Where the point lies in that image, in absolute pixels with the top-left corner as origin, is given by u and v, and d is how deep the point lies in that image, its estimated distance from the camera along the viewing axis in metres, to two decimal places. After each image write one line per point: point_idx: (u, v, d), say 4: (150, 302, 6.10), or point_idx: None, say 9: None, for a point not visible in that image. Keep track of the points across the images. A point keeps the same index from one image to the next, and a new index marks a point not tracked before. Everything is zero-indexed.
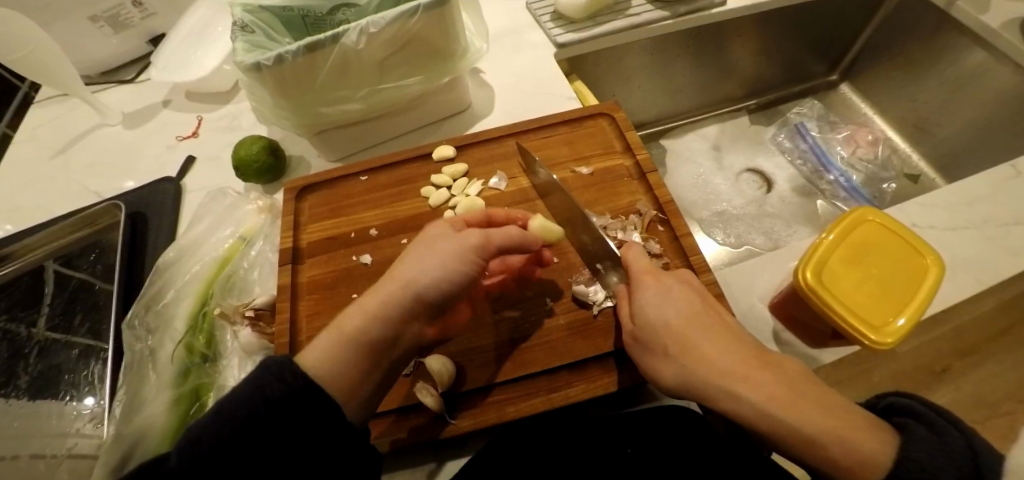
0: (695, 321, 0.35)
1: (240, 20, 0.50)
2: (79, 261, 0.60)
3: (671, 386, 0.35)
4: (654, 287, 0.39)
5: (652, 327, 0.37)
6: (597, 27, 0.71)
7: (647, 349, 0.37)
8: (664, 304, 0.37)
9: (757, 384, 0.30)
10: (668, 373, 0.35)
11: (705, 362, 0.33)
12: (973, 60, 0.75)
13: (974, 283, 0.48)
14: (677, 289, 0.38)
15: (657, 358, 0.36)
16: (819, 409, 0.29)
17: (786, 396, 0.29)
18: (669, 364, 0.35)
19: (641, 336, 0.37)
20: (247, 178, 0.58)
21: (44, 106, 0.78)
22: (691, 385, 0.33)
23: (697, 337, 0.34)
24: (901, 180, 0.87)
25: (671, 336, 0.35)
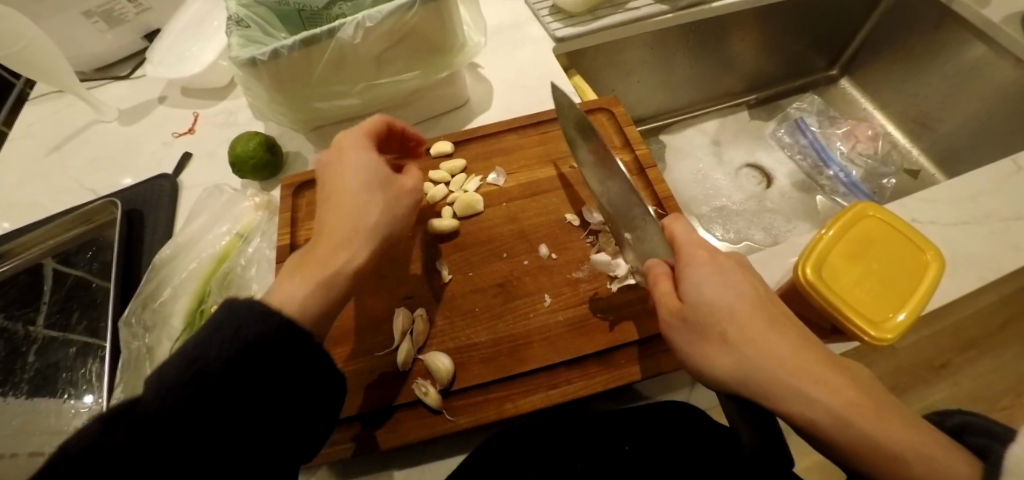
0: (759, 308, 0.32)
1: (235, 14, 0.49)
2: (76, 259, 0.60)
3: (721, 375, 0.31)
4: (711, 266, 0.35)
5: (708, 310, 0.33)
6: (596, 21, 0.71)
7: (698, 330, 0.33)
8: (721, 284, 0.34)
9: (835, 386, 0.28)
10: (723, 361, 0.31)
11: (773, 356, 0.30)
12: (975, 54, 0.75)
13: (976, 279, 0.48)
14: (734, 271, 0.35)
15: (709, 342, 0.32)
16: (898, 421, 0.27)
17: (861, 404, 0.27)
18: (729, 354, 0.31)
19: (689, 316, 0.34)
20: (244, 174, 0.58)
21: (38, 102, 0.77)
22: (750, 377, 0.30)
23: (761, 330, 0.31)
24: (901, 175, 0.87)
25: (734, 321, 0.32)
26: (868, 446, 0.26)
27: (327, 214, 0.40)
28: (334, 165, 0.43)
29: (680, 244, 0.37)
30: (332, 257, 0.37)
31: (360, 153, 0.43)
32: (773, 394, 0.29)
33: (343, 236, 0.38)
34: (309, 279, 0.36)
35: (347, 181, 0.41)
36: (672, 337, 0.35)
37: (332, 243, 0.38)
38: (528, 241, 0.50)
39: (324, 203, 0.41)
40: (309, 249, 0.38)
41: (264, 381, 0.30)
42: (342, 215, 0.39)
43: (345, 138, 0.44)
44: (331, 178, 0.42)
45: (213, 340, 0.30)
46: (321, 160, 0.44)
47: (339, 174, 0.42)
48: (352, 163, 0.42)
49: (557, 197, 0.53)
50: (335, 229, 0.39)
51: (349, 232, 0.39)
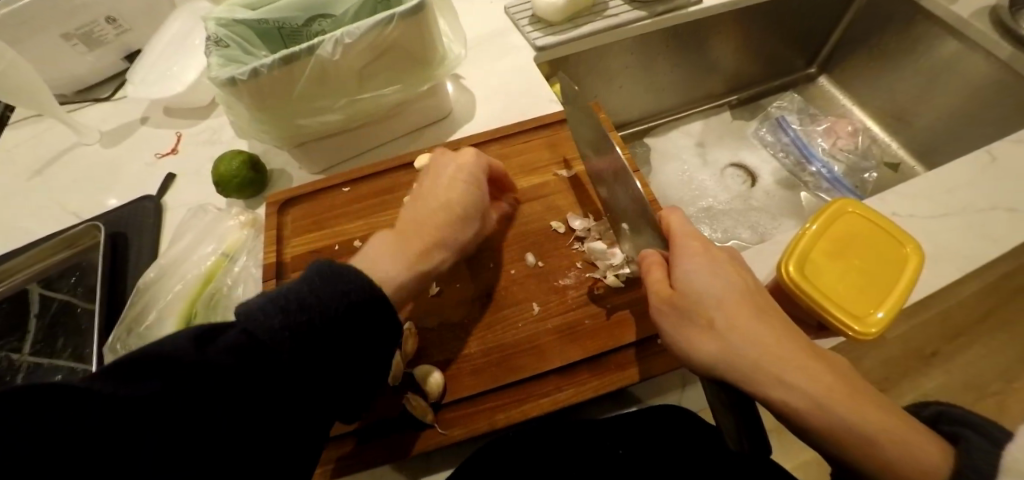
0: (746, 301, 0.33)
1: (214, 34, 0.49)
2: (60, 284, 0.59)
3: (706, 359, 0.32)
4: (701, 255, 0.36)
5: (696, 297, 0.34)
6: (576, 29, 0.72)
7: (685, 316, 0.34)
8: (711, 274, 0.34)
9: (816, 375, 0.29)
10: (709, 344, 0.32)
11: (755, 343, 0.31)
12: (947, 49, 0.77)
13: (956, 270, 0.49)
14: (724, 262, 0.36)
15: (694, 329, 0.33)
16: (875, 408, 0.28)
17: (838, 392, 0.29)
18: (714, 338, 0.32)
19: (679, 303, 0.34)
20: (228, 193, 0.57)
21: (18, 126, 0.76)
22: (733, 362, 0.31)
23: (746, 319, 0.32)
24: (882, 169, 0.89)
25: (721, 308, 0.33)
26: (843, 433, 0.28)
27: (438, 209, 0.42)
28: (460, 164, 0.45)
29: (675, 237, 0.38)
30: (428, 256, 0.41)
31: (479, 165, 0.46)
32: (753, 381, 0.30)
33: (436, 234, 0.42)
34: (400, 266, 0.39)
35: (463, 189, 0.43)
36: (660, 323, 0.36)
37: (425, 237, 0.41)
38: (514, 250, 0.50)
39: (426, 195, 0.44)
40: (405, 231, 0.41)
41: (283, 372, 0.31)
42: (443, 219, 0.42)
43: (468, 151, 0.46)
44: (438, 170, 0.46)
45: (264, 309, 0.32)
46: (439, 157, 0.46)
47: (452, 179, 0.44)
48: (470, 173, 0.45)
49: (542, 205, 0.53)
50: (435, 226, 0.42)
51: (443, 237, 0.42)
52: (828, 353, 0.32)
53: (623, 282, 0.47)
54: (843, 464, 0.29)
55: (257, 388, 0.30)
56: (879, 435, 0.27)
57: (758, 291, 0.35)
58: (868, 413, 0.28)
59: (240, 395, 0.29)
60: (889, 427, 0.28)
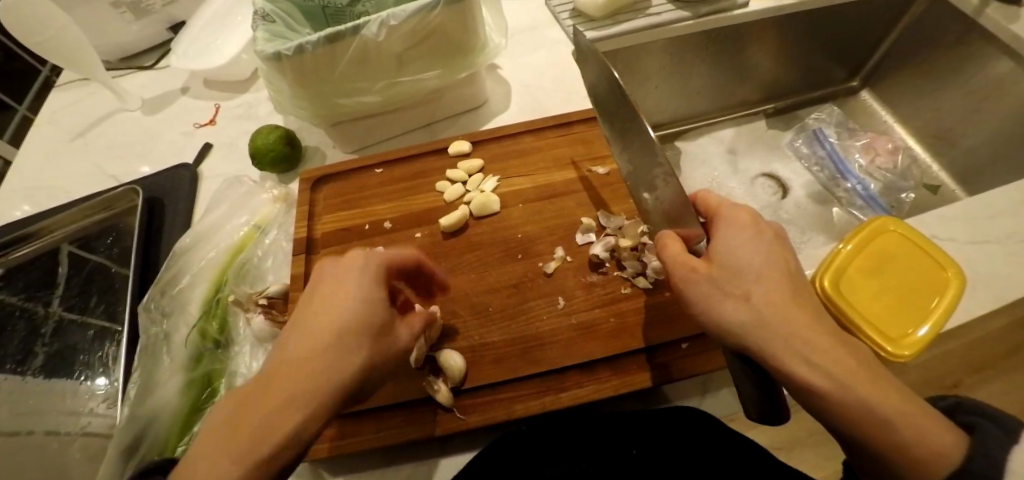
0: (785, 282, 0.32)
1: (261, 9, 0.50)
2: (96, 244, 0.61)
3: (734, 328, 0.31)
4: (750, 231, 0.34)
5: (737, 268, 0.33)
6: (616, 25, 0.71)
7: (722, 285, 0.32)
8: (753, 248, 0.33)
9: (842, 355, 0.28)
10: (740, 313, 0.31)
11: (782, 317, 0.30)
12: (1000, 69, 0.74)
13: (995, 298, 0.47)
14: (769, 240, 0.34)
15: (726, 297, 0.32)
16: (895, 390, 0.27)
17: (858, 374, 0.27)
18: (749, 308, 0.31)
19: (717, 272, 0.33)
20: (263, 166, 0.58)
21: (64, 89, 0.79)
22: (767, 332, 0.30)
23: (783, 298, 0.31)
24: (920, 190, 0.86)
25: (759, 283, 0.32)
26: (862, 416, 0.26)
27: (303, 342, 0.30)
28: (339, 277, 0.34)
29: (723, 210, 0.37)
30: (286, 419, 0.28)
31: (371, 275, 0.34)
32: (774, 352, 0.29)
33: (299, 386, 0.29)
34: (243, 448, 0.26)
35: (341, 313, 0.32)
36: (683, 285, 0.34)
37: (287, 391, 0.28)
38: (543, 242, 0.50)
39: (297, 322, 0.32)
40: (258, 385, 0.29)
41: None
42: (311, 361, 0.30)
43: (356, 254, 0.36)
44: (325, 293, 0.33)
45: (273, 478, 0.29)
46: (323, 268, 0.36)
47: (333, 296, 0.33)
48: (351, 284, 0.33)
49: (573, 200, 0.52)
50: (305, 367, 0.29)
51: (309, 383, 0.29)
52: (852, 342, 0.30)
53: (650, 284, 0.46)
54: (861, 454, 0.28)
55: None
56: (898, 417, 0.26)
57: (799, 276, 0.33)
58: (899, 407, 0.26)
59: None
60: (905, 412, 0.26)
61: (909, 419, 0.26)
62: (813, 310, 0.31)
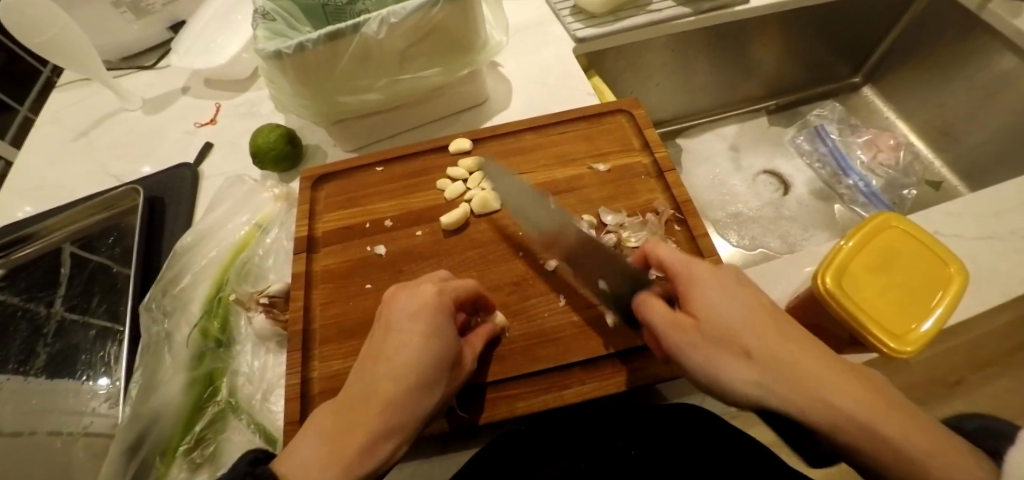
0: (772, 324, 0.31)
1: (262, 7, 0.50)
2: (98, 244, 0.61)
3: (745, 389, 0.30)
4: (716, 279, 0.34)
5: (723, 326, 0.32)
6: (617, 22, 0.71)
7: (711, 344, 0.32)
8: (730, 299, 0.32)
9: (853, 389, 0.28)
10: (746, 373, 0.30)
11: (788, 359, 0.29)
12: (1005, 65, 0.73)
13: (999, 295, 0.47)
14: (737, 284, 0.34)
15: (728, 358, 0.31)
16: (914, 420, 0.26)
17: (876, 407, 0.27)
18: (753, 366, 0.30)
19: (708, 333, 0.32)
20: (264, 165, 0.58)
21: (67, 89, 0.79)
22: (778, 386, 0.29)
23: (778, 341, 0.30)
24: (922, 187, 0.85)
25: (752, 334, 0.31)
26: (870, 445, 0.26)
27: (388, 378, 0.32)
28: (402, 305, 0.36)
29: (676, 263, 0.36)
30: (374, 452, 0.30)
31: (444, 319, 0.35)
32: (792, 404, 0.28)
33: (394, 412, 0.31)
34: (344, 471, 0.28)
35: (417, 348, 0.33)
36: (680, 357, 0.33)
37: (373, 423, 0.30)
38: (544, 240, 0.50)
39: (375, 357, 0.34)
40: (345, 411, 0.31)
41: None
42: (392, 397, 0.31)
43: (428, 290, 0.36)
44: (392, 321, 0.35)
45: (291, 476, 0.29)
46: (395, 300, 0.36)
47: (402, 327, 0.34)
48: (426, 322, 0.34)
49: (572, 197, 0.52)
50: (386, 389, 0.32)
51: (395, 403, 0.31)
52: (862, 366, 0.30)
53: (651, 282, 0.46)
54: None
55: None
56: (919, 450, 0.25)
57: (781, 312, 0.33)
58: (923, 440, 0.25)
59: None
60: (922, 441, 0.25)
61: (932, 451, 0.25)
62: (808, 342, 0.31)
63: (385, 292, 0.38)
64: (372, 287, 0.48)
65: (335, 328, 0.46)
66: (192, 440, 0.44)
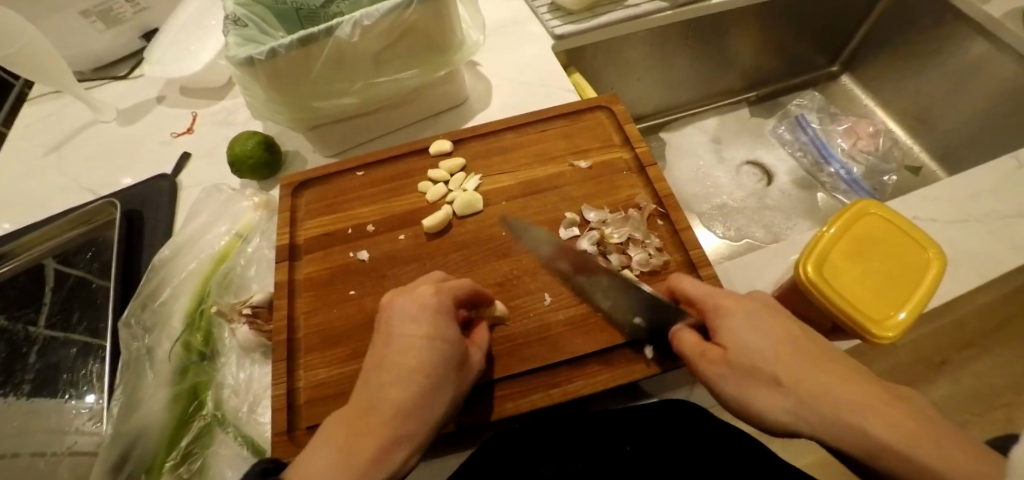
0: (798, 349, 0.31)
1: (233, 13, 0.49)
2: (76, 260, 0.60)
3: (782, 419, 0.30)
4: (740, 310, 0.34)
5: (751, 356, 0.31)
6: (595, 18, 0.71)
7: (744, 380, 0.31)
8: (755, 328, 0.32)
9: (862, 396, 0.28)
10: (778, 402, 0.30)
11: (816, 383, 0.29)
12: (976, 50, 0.75)
13: (975, 276, 0.48)
14: (762, 311, 0.34)
15: (760, 387, 0.31)
16: (911, 415, 0.27)
17: (907, 425, 0.26)
18: (784, 396, 0.29)
19: (736, 364, 0.32)
20: (243, 173, 0.57)
21: (37, 102, 0.77)
22: (815, 415, 0.28)
23: (807, 365, 0.30)
24: (901, 172, 0.87)
25: (779, 362, 0.30)
26: (860, 442, 0.26)
27: (395, 381, 0.32)
28: (405, 305, 0.36)
29: (698, 298, 0.36)
30: (388, 457, 0.29)
31: (447, 320, 0.36)
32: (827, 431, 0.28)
33: (411, 410, 0.31)
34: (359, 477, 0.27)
35: (424, 348, 0.34)
36: (716, 388, 0.33)
37: (384, 428, 0.30)
38: (527, 240, 0.50)
39: (380, 363, 0.34)
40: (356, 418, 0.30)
41: None
42: (403, 400, 0.31)
43: (425, 290, 0.37)
44: (396, 323, 0.36)
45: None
46: (394, 304, 0.37)
47: (409, 327, 0.35)
48: (428, 322, 0.35)
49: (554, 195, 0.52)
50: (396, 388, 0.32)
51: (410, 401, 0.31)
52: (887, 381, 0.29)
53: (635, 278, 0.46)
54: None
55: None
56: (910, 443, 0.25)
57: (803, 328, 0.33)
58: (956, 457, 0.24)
59: None
60: (912, 434, 0.25)
61: (924, 444, 0.25)
62: (835, 360, 0.30)
63: (382, 300, 0.39)
64: (356, 294, 0.48)
65: (319, 337, 0.45)
66: (178, 456, 0.43)
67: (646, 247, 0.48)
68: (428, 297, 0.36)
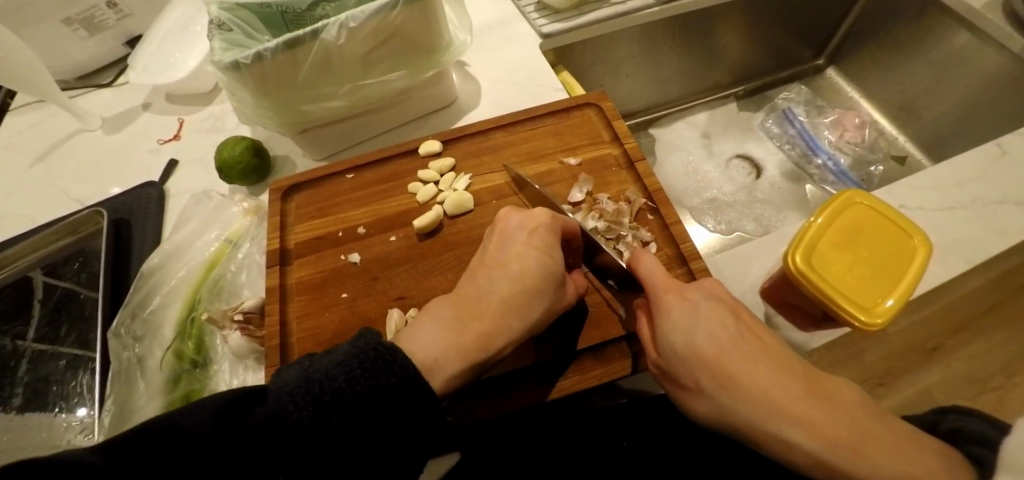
0: (730, 350, 0.35)
1: (217, 18, 0.49)
2: (63, 271, 0.59)
3: (708, 416, 0.35)
4: (680, 306, 0.37)
5: (681, 354, 0.36)
6: (581, 16, 0.71)
7: (676, 382, 0.37)
8: (691, 326, 0.36)
9: (781, 397, 0.32)
10: (704, 406, 0.35)
11: (744, 389, 0.33)
12: (958, 41, 0.76)
13: (961, 263, 0.48)
14: (701, 305, 0.37)
15: (688, 391, 0.36)
16: (832, 418, 0.30)
17: (831, 429, 0.30)
18: (704, 398, 0.35)
19: (666, 367, 0.38)
20: (231, 179, 0.57)
21: (21, 112, 0.76)
22: (732, 419, 0.33)
23: (737, 369, 0.34)
24: (888, 162, 0.88)
25: (705, 367, 0.35)
26: (783, 447, 0.31)
27: (505, 280, 0.37)
28: (515, 221, 0.41)
29: (651, 290, 0.39)
30: (490, 344, 0.35)
31: (547, 235, 0.40)
32: (756, 433, 0.32)
33: (524, 307, 0.37)
34: (463, 356, 0.34)
35: (538, 255, 0.39)
36: (663, 383, 0.39)
37: (488, 319, 0.36)
38: None
39: (489, 265, 0.39)
40: (465, 306, 0.37)
41: (390, 419, 0.31)
42: (506, 299, 0.37)
43: (541, 212, 0.42)
44: (499, 241, 0.41)
45: (345, 358, 0.31)
46: (507, 218, 0.42)
47: (517, 242, 0.40)
48: (543, 237, 0.40)
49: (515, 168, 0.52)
50: (505, 294, 0.37)
51: (516, 302, 0.37)
52: (821, 378, 0.33)
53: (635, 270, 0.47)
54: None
55: (327, 462, 0.29)
56: (827, 450, 0.29)
57: (747, 332, 0.36)
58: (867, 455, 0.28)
59: (358, 407, 0.30)
60: (834, 442, 0.29)
61: (845, 454, 0.28)
62: (773, 364, 0.34)
63: (499, 212, 0.44)
64: (348, 296, 0.47)
65: (312, 341, 0.45)
66: None
67: (635, 240, 0.48)
68: (544, 218, 0.41)
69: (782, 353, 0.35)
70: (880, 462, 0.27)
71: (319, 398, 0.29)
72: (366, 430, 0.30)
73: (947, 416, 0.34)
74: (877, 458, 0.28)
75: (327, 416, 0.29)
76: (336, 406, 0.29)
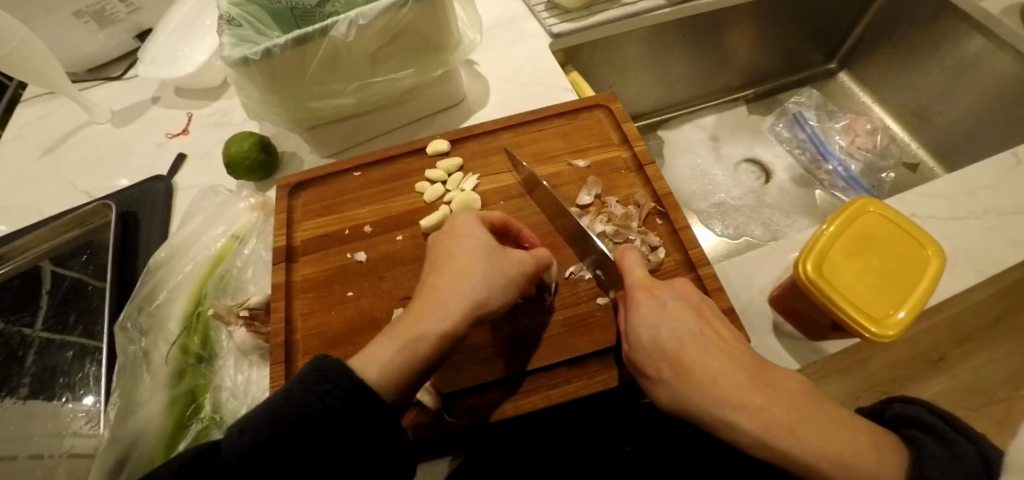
0: (692, 344, 0.35)
1: (227, 13, 0.48)
2: (70, 262, 0.59)
3: (667, 404, 0.35)
4: (648, 301, 0.38)
5: (648, 345, 0.37)
6: (592, 16, 0.71)
7: (641, 371, 0.38)
8: (656, 320, 0.37)
9: (727, 385, 0.32)
10: (664, 393, 0.36)
11: (699, 378, 0.33)
12: (972, 47, 0.75)
13: (972, 274, 0.48)
14: (669, 302, 0.38)
15: (652, 380, 0.37)
16: (774, 402, 0.31)
17: (775, 414, 0.30)
18: (663, 385, 0.35)
19: (633, 359, 0.38)
20: (238, 175, 0.57)
21: (30, 104, 0.76)
22: (685, 405, 0.34)
23: (694, 357, 0.34)
24: (899, 169, 0.87)
25: (667, 361, 0.35)
26: (735, 435, 0.31)
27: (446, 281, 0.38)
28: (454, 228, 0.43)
29: (630, 290, 0.40)
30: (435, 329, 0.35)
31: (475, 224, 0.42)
32: (712, 421, 0.32)
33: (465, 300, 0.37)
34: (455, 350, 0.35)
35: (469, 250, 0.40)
36: (633, 372, 0.40)
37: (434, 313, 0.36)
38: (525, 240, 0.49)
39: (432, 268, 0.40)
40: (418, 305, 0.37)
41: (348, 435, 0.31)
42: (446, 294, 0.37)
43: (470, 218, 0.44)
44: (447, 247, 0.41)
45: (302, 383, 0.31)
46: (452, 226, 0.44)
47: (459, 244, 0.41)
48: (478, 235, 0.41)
49: (527, 168, 0.51)
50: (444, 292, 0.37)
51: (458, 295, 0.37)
52: (783, 370, 0.33)
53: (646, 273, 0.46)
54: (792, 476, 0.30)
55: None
56: (767, 432, 0.29)
57: (727, 334, 0.36)
58: (816, 441, 0.28)
59: (313, 434, 0.30)
60: (775, 425, 0.29)
61: (780, 435, 0.29)
62: (734, 353, 0.34)
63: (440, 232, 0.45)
64: (352, 295, 0.47)
65: (316, 339, 0.45)
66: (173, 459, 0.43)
67: (643, 244, 0.48)
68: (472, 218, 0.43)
69: (740, 347, 0.35)
70: (818, 443, 0.28)
71: (273, 426, 0.29)
72: (328, 449, 0.30)
73: (891, 405, 0.34)
74: (810, 438, 0.28)
75: (277, 443, 0.29)
76: (294, 433, 0.30)
